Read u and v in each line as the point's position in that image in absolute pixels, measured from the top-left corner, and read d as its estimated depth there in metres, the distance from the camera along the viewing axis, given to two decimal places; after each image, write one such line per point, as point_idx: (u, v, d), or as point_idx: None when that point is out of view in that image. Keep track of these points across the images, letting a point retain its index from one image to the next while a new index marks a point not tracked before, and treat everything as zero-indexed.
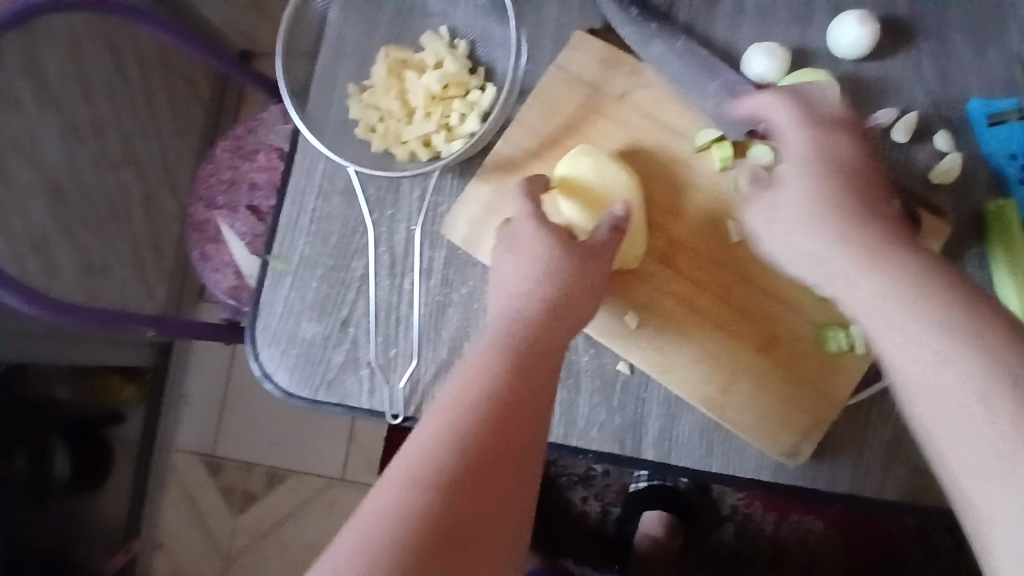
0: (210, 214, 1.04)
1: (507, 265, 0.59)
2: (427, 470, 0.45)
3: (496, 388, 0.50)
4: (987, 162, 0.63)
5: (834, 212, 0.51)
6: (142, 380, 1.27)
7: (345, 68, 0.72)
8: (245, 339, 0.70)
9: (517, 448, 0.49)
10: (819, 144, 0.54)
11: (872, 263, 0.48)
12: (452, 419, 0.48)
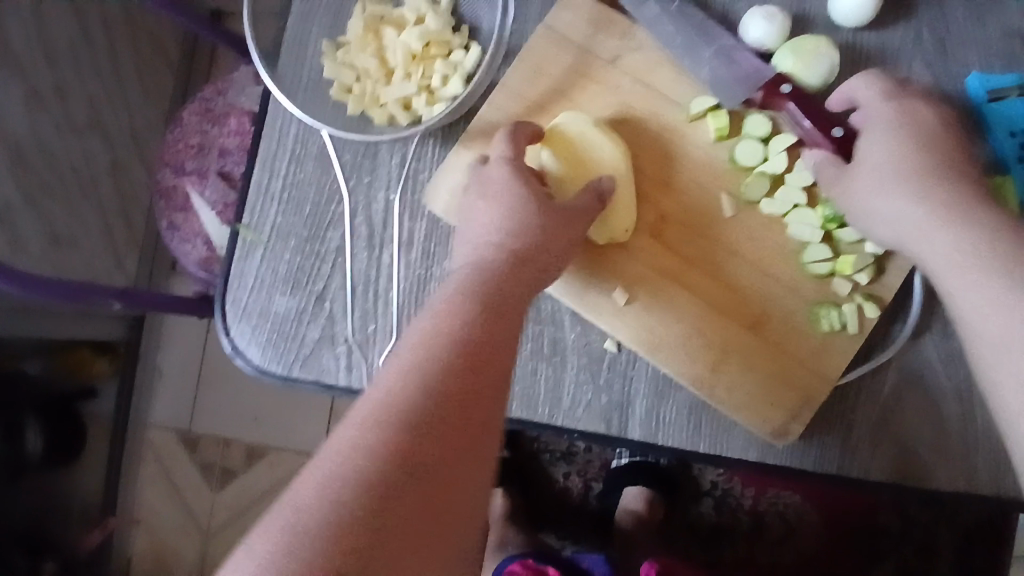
0: (178, 180, 0.99)
1: (477, 213, 0.55)
2: (395, 406, 0.40)
3: (461, 330, 0.46)
4: (986, 139, 0.60)
5: (917, 177, 0.52)
6: (115, 355, 1.22)
7: (319, 24, 0.67)
8: (214, 313, 0.66)
9: (486, 393, 0.44)
10: (904, 115, 0.55)
11: (954, 222, 0.50)
12: (416, 358, 0.43)
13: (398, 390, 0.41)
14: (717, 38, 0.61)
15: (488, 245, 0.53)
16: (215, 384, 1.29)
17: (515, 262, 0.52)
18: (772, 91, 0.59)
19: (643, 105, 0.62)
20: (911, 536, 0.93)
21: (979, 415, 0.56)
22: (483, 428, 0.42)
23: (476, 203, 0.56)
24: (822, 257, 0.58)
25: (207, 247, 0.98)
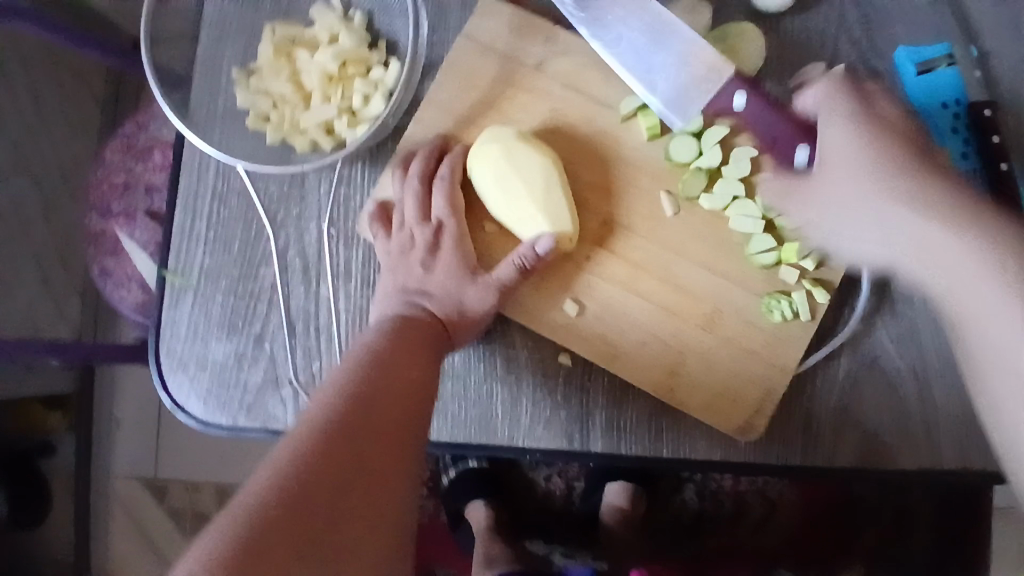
0: (106, 223, 0.94)
1: (414, 269, 0.57)
2: (317, 416, 0.42)
3: (382, 362, 0.48)
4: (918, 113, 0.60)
5: (884, 183, 0.49)
6: (66, 408, 1.15)
7: (231, 50, 0.64)
8: (149, 367, 0.62)
9: (410, 414, 0.46)
10: (860, 122, 0.52)
11: (931, 227, 0.46)
12: (341, 382, 0.46)
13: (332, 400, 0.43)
14: (666, 35, 0.57)
15: (419, 304, 0.56)
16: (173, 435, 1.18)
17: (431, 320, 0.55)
18: (725, 100, 0.57)
19: (573, 109, 0.60)
20: (888, 504, 0.91)
21: (933, 393, 0.56)
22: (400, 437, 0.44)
23: (415, 265, 0.57)
24: (766, 247, 0.57)
25: (143, 290, 0.92)
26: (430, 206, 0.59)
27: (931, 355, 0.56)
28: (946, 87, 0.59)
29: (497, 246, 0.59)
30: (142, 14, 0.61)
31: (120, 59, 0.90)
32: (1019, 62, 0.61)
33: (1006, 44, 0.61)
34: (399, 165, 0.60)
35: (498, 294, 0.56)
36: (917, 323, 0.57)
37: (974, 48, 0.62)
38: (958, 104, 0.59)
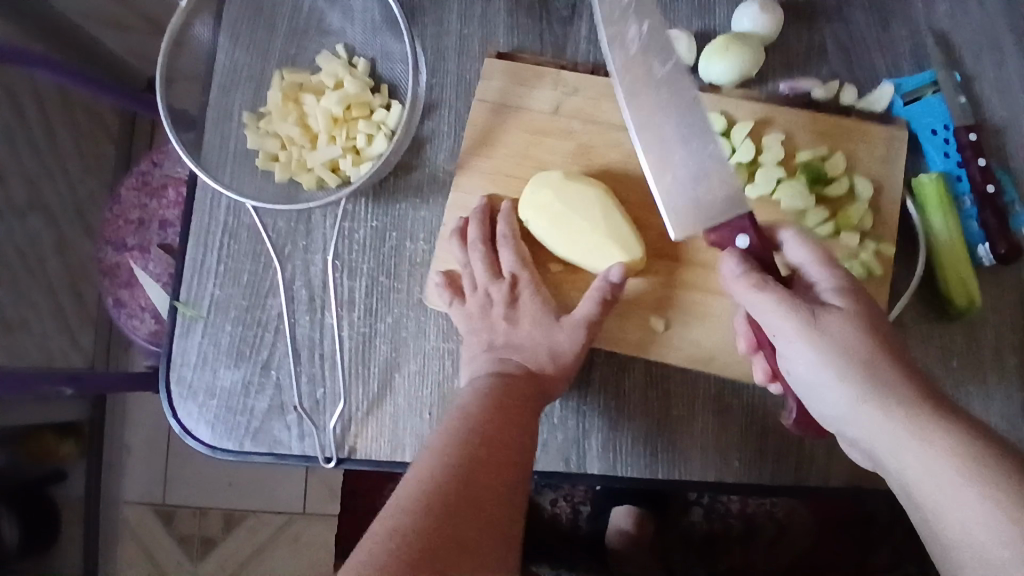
0: (121, 257, 0.98)
1: (499, 326, 0.57)
2: (429, 489, 0.43)
3: (484, 430, 0.48)
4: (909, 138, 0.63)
5: (877, 373, 0.45)
6: (79, 436, 1.15)
7: (241, 95, 0.68)
8: (160, 395, 0.64)
9: (507, 481, 0.46)
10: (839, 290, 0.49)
11: (926, 436, 0.42)
12: (448, 452, 0.46)
13: (431, 474, 0.44)
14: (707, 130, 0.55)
15: (510, 359, 0.56)
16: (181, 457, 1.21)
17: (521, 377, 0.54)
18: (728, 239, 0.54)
19: (566, 143, 0.63)
20: (899, 526, 0.88)
21: None
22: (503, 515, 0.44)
23: (499, 322, 0.57)
24: (821, 218, 0.59)
25: (155, 320, 0.96)
26: (499, 263, 0.60)
27: None
28: (934, 113, 0.62)
29: (568, 283, 0.60)
30: (160, 55, 0.65)
31: (135, 103, 0.94)
32: (997, 91, 0.63)
33: (983, 73, 0.63)
34: (456, 236, 0.61)
35: (588, 330, 0.55)
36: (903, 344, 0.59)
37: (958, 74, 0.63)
38: (947, 130, 0.62)
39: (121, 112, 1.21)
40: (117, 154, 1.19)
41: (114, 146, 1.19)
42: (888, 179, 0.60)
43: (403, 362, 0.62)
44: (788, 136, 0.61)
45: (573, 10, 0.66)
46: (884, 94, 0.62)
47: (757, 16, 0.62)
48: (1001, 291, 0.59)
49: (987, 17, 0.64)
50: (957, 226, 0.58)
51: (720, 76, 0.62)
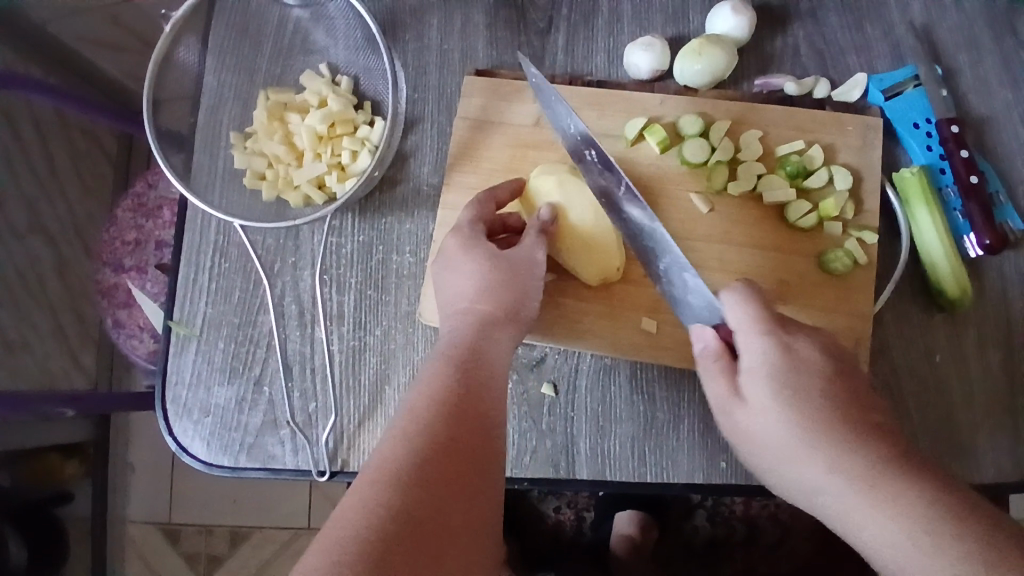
0: (118, 278, 0.99)
1: (451, 283, 0.55)
2: (389, 468, 0.41)
3: (445, 396, 0.46)
4: (890, 135, 0.63)
5: (828, 447, 0.45)
6: (84, 456, 1.15)
7: (228, 116, 0.70)
8: (155, 413, 0.65)
9: (471, 437, 0.44)
10: (777, 357, 0.48)
11: (898, 517, 0.41)
12: (407, 425, 0.44)
13: (388, 452, 0.42)
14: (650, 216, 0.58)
15: (468, 308, 0.52)
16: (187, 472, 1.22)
17: (483, 319, 0.51)
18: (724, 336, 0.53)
19: (547, 152, 0.64)
20: None
21: (909, 409, 0.57)
22: (472, 478, 0.42)
23: (445, 278, 0.55)
24: (806, 211, 0.59)
25: (155, 339, 0.98)
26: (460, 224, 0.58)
27: (902, 370, 0.58)
28: (916, 108, 0.62)
29: (561, 292, 0.61)
30: (147, 77, 0.66)
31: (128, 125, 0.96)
32: (973, 85, 0.64)
33: (960, 68, 0.64)
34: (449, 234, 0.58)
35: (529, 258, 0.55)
36: (887, 339, 0.59)
37: (939, 68, 0.64)
38: (930, 123, 0.62)
39: (120, 134, 1.19)
40: (114, 174, 1.18)
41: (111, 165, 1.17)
42: (868, 169, 0.61)
43: (393, 373, 0.63)
44: (766, 134, 0.62)
45: (550, 22, 0.68)
46: (857, 85, 0.63)
47: (731, 17, 0.63)
48: (984, 284, 0.59)
49: (961, 15, 0.65)
50: (940, 218, 0.59)
51: (698, 76, 0.63)
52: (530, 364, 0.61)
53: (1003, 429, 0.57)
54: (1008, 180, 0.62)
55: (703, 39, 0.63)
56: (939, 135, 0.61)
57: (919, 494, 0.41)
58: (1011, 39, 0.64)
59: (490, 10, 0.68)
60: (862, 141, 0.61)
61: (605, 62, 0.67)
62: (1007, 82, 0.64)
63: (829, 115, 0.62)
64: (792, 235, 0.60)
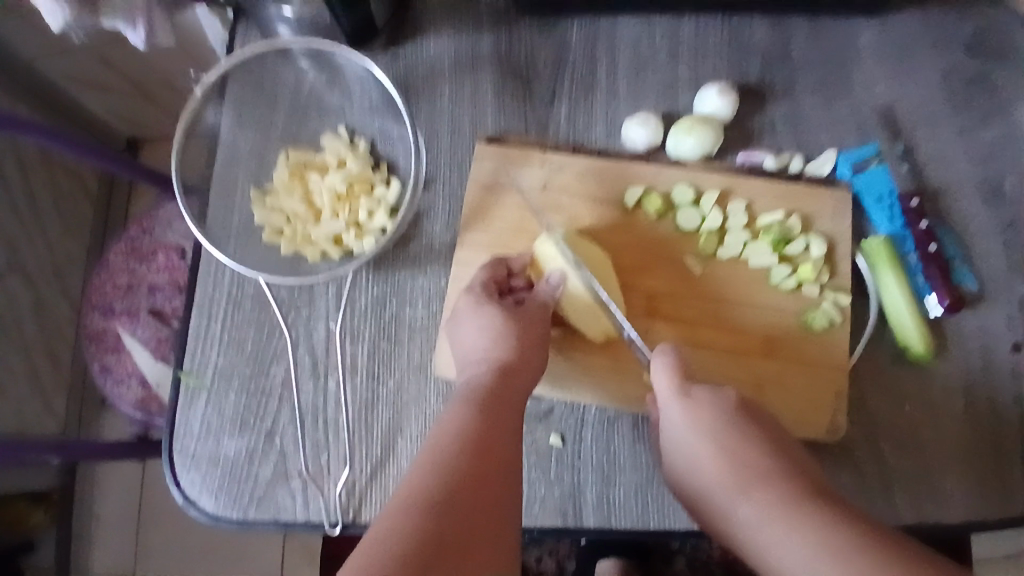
0: (108, 322, 0.99)
1: (466, 336, 0.60)
2: (419, 494, 0.44)
3: (467, 431, 0.49)
4: (861, 206, 0.70)
5: (742, 491, 0.50)
6: (49, 503, 1.13)
7: (244, 172, 0.73)
8: (162, 463, 0.65)
9: (496, 474, 0.47)
10: (690, 416, 0.54)
11: (797, 538, 0.45)
12: (432, 456, 0.47)
13: (417, 480, 0.46)
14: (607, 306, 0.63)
15: (482, 361, 0.57)
16: (161, 522, 1.18)
17: (500, 365, 0.56)
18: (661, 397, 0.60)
19: (554, 215, 0.69)
20: None
21: (885, 454, 0.63)
22: (498, 507, 0.46)
23: (457, 333, 0.60)
24: (785, 274, 0.66)
25: (143, 386, 0.97)
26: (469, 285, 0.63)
27: (877, 419, 0.64)
28: (880, 183, 0.69)
29: (568, 348, 0.65)
30: (174, 146, 0.72)
31: (122, 167, 0.98)
32: (934, 158, 0.71)
33: (920, 141, 0.71)
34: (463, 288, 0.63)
35: (542, 316, 0.60)
36: (863, 391, 0.65)
37: (901, 145, 0.71)
38: (892, 198, 0.69)
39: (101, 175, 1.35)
40: (96, 215, 1.35)
41: (92, 205, 1.35)
42: (840, 238, 0.68)
43: (405, 424, 0.65)
44: (750, 204, 0.69)
45: (554, 96, 0.74)
46: (828, 163, 0.70)
47: (717, 99, 0.70)
48: (947, 340, 0.66)
49: (922, 94, 0.72)
50: (905, 282, 0.65)
51: (689, 150, 0.70)
52: (538, 415, 0.65)
53: (973, 474, 0.62)
54: (967, 244, 0.68)
55: (691, 120, 0.70)
56: (902, 208, 0.68)
57: (812, 521, 0.45)
58: (968, 114, 0.72)
59: (497, 82, 0.74)
60: (836, 209, 0.68)
61: (604, 133, 0.73)
62: (964, 155, 0.71)
63: (803, 186, 0.69)
64: (775, 295, 0.66)
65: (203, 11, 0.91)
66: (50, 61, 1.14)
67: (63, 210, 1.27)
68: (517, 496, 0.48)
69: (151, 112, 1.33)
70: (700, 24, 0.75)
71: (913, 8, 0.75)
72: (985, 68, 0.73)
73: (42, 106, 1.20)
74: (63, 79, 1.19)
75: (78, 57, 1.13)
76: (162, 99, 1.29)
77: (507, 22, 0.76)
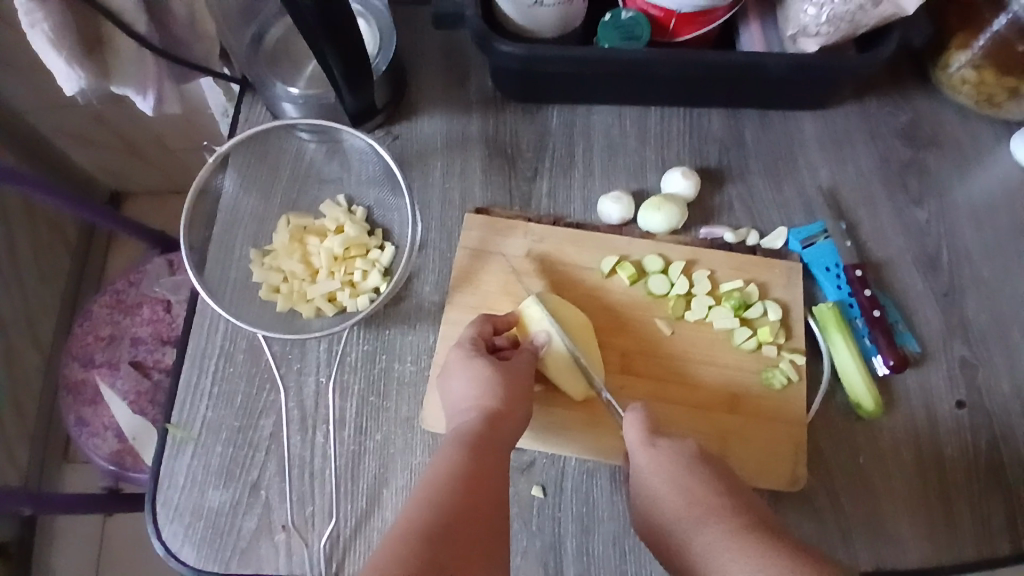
0: (87, 372, 0.99)
1: (457, 382, 0.64)
2: (415, 527, 0.49)
3: (458, 470, 0.54)
4: (811, 277, 0.78)
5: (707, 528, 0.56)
6: (6, 557, 1.23)
7: (244, 233, 0.78)
8: (144, 515, 0.66)
9: (484, 512, 0.52)
10: (656, 466, 0.61)
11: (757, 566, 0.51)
12: (427, 493, 0.52)
13: (413, 514, 0.50)
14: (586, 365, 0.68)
15: (471, 407, 0.61)
16: (123, 571, 1.30)
17: (489, 410, 0.60)
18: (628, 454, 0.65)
19: (536, 279, 0.75)
20: None
21: (842, 504, 0.68)
22: (486, 540, 0.50)
23: (448, 382, 0.65)
24: (747, 335, 0.72)
25: (118, 439, 0.97)
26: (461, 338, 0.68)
27: (834, 471, 0.69)
28: (827, 256, 0.77)
29: (549, 401, 0.69)
30: (184, 209, 0.75)
31: (104, 219, 1.02)
32: (875, 234, 0.80)
33: (860, 221, 0.80)
34: (456, 341, 0.67)
35: (528, 370, 0.64)
36: (820, 445, 0.71)
37: (844, 223, 0.80)
38: (839, 267, 0.77)
39: (80, 225, 1.38)
40: (71, 265, 1.37)
41: (71, 255, 1.37)
42: (794, 303, 0.75)
43: (392, 475, 0.67)
44: (711, 273, 0.76)
45: (536, 172, 0.82)
46: (781, 238, 0.79)
47: (682, 180, 0.79)
48: (896, 397, 0.72)
49: (861, 178, 0.83)
50: (853, 345, 0.72)
51: (658, 224, 0.77)
52: (520, 467, 0.68)
53: (923, 522, 0.67)
54: (909, 311, 0.76)
55: (660, 199, 0.78)
56: (847, 278, 0.75)
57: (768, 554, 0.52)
58: (900, 197, 0.82)
59: (485, 158, 0.82)
60: (790, 279, 0.76)
61: (581, 207, 0.80)
62: (899, 232, 0.80)
63: (758, 257, 0.77)
64: (738, 354, 0.72)
65: (209, 84, 0.98)
66: (40, 118, 1.18)
67: (42, 262, 1.29)
68: (502, 531, 0.53)
69: (137, 166, 1.38)
70: (666, 114, 0.85)
71: (850, 105, 0.86)
72: (916, 157, 0.84)
73: (28, 157, 1.23)
74: (51, 133, 1.23)
75: (73, 113, 1.18)
76: (151, 155, 1.34)
77: (493, 107, 0.85)
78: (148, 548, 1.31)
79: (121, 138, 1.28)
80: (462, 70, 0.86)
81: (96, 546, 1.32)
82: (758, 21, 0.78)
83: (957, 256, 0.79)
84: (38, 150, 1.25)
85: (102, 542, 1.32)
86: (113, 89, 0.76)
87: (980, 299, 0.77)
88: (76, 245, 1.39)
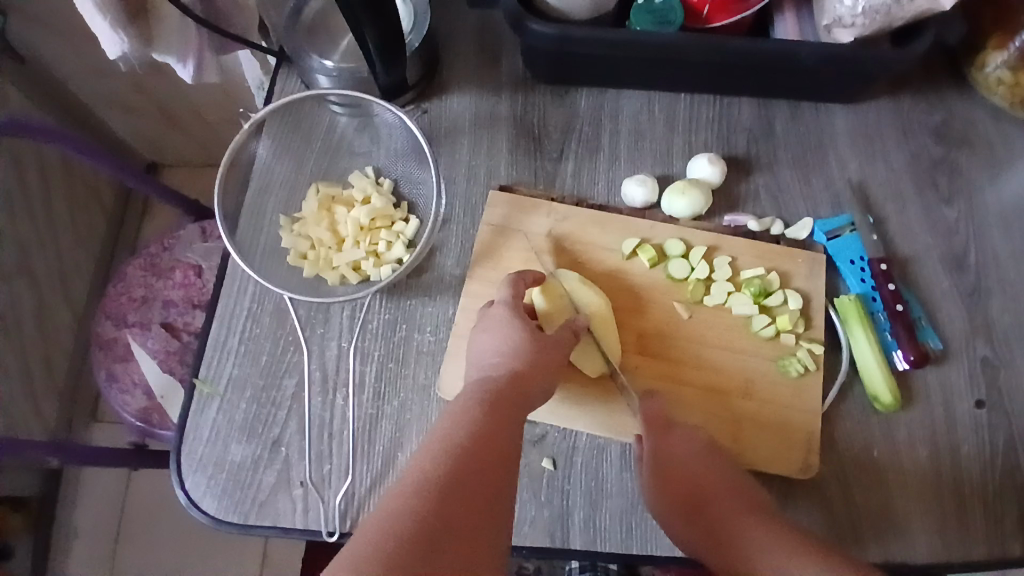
0: (119, 331, 1.03)
1: (482, 343, 0.66)
2: (427, 477, 0.51)
3: (471, 426, 0.56)
4: (834, 269, 0.77)
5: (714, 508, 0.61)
6: (28, 510, 1.29)
7: (275, 200, 0.80)
8: (169, 466, 0.68)
9: (493, 464, 0.53)
10: (663, 449, 0.64)
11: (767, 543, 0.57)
12: (438, 445, 0.54)
13: (425, 464, 0.52)
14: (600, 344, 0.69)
15: (492, 368, 0.63)
16: (141, 527, 1.35)
17: (510, 371, 0.61)
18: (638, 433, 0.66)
19: (556, 258, 0.75)
20: None
21: (853, 495, 0.68)
22: (494, 492, 0.52)
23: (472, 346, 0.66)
24: (765, 323, 0.72)
25: (146, 396, 1.01)
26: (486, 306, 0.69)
27: (846, 462, 0.69)
28: (852, 248, 0.77)
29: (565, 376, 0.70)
30: (218, 174, 0.77)
31: (140, 183, 1.05)
32: (901, 230, 0.79)
33: (888, 216, 0.79)
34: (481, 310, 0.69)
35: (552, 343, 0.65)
36: (834, 436, 0.70)
37: (871, 217, 0.79)
38: (863, 260, 0.76)
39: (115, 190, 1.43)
40: (105, 228, 1.42)
41: (105, 218, 1.42)
42: (815, 294, 0.75)
43: (406, 440, 0.69)
44: (733, 260, 0.76)
45: (562, 153, 0.82)
46: (807, 229, 0.78)
47: (708, 166, 0.79)
48: (914, 393, 0.71)
49: (891, 173, 0.81)
50: (873, 338, 0.71)
51: (682, 209, 0.77)
52: (532, 440, 0.69)
53: (934, 519, 0.67)
54: (933, 308, 0.75)
55: (684, 183, 0.78)
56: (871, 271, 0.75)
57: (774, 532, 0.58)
58: (929, 195, 0.80)
59: (512, 138, 0.83)
60: (813, 270, 0.76)
61: (605, 189, 0.81)
62: (927, 229, 0.79)
63: (781, 247, 0.77)
64: (756, 342, 0.72)
65: (246, 57, 1.01)
66: (81, 83, 1.22)
67: (78, 223, 1.34)
68: (509, 483, 0.54)
69: (173, 137, 1.42)
70: (695, 101, 0.85)
71: (883, 100, 0.85)
72: (948, 154, 0.82)
73: (70, 121, 1.28)
74: (92, 99, 1.28)
75: (113, 80, 1.22)
76: (187, 125, 1.38)
77: (522, 88, 0.85)
78: (165, 507, 1.36)
79: (159, 107, 1.32)
80: (494, 50, 0.87)
81: (116, 501, 1.37)
82: (794, 11, 0.77)
83: (985, 256, 0.77)
84: (79, 114, 1.29)
85: (123, 498, 1.37)
86: (154, 57, 0.78)
87: (1006, 300, 0.75)
88: (111, 209, 1.43)
